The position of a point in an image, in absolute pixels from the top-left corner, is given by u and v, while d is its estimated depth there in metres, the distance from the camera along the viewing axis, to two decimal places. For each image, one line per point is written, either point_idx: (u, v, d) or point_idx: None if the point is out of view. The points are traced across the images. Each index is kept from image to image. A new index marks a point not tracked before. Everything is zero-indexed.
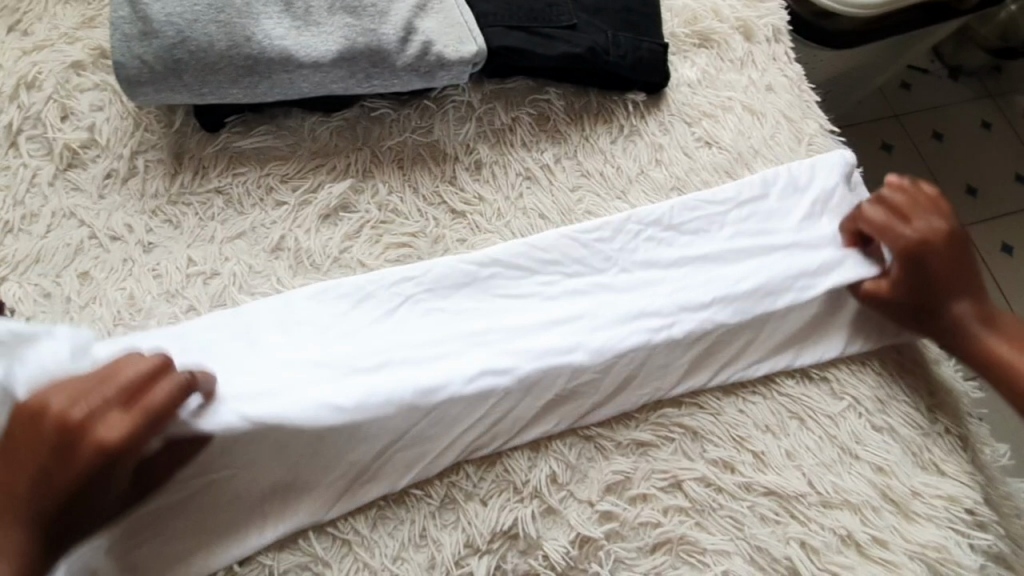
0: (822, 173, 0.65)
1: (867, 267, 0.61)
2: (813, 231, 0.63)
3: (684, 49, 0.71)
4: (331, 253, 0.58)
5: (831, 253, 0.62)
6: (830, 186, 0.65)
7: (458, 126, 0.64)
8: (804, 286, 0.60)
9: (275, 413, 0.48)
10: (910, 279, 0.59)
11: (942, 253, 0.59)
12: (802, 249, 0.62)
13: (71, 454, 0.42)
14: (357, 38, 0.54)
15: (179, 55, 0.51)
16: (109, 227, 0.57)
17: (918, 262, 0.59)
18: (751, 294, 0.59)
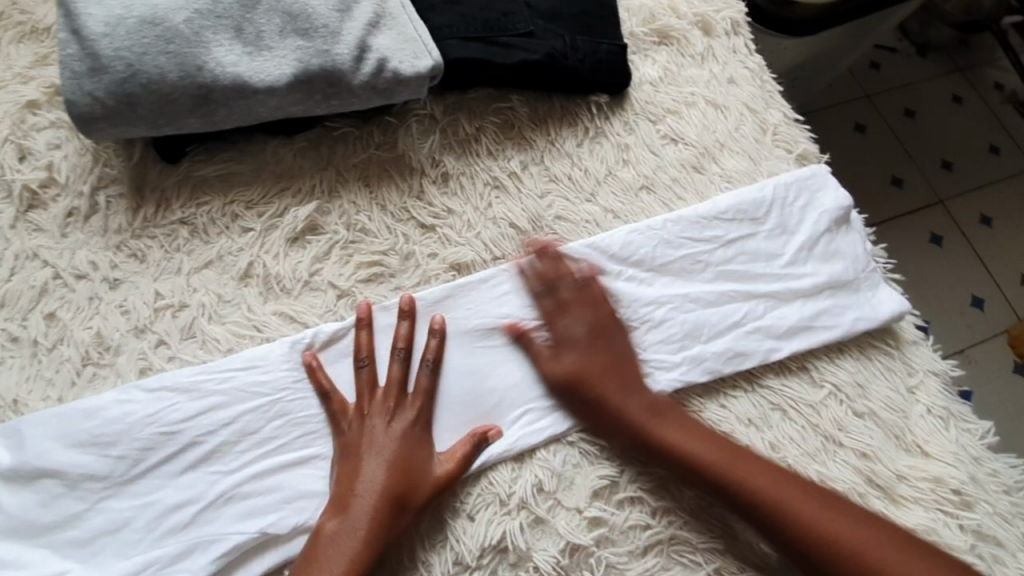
0: (811, 217, 0.66)
1: (844, 319, 0.62)
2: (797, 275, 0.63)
3: (644, 48, 0.71)
4: (301, 277, 0.58)
5: (810, 308, 0.62)
6: (817, 233, 0.65)
7: (422, 139, 0.63)
8: (776, 340, 0.60)
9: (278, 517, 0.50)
10: (571, 360, 0.57)
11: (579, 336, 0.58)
12: (781, 299, 0.62)
13: (377, 485, 0.51)
14: (310, 60, 0.53)
15: (130, 90, 0.50)
16: (73, 266, 0.56)
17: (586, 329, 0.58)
18: (728, 348, 0.59)
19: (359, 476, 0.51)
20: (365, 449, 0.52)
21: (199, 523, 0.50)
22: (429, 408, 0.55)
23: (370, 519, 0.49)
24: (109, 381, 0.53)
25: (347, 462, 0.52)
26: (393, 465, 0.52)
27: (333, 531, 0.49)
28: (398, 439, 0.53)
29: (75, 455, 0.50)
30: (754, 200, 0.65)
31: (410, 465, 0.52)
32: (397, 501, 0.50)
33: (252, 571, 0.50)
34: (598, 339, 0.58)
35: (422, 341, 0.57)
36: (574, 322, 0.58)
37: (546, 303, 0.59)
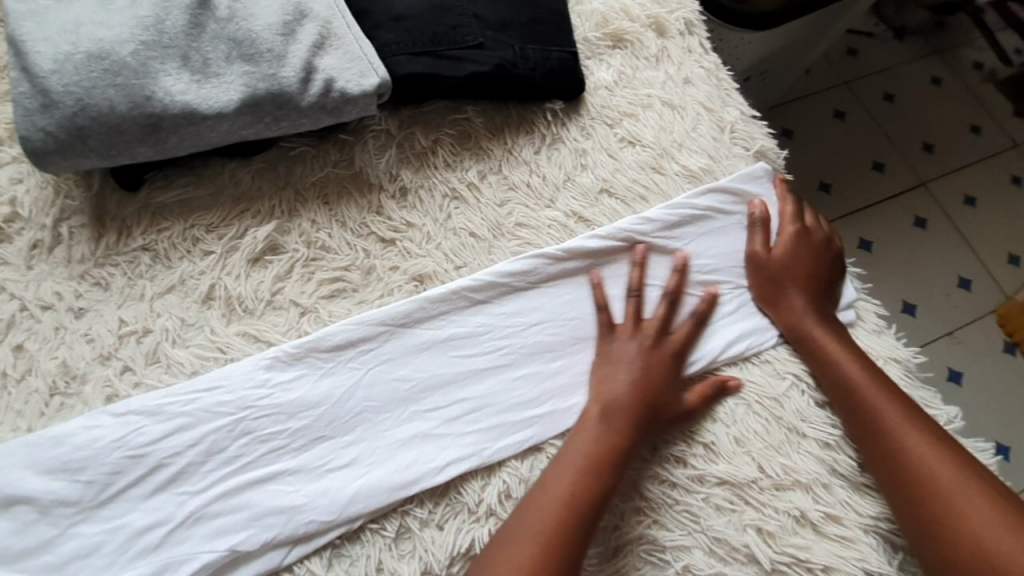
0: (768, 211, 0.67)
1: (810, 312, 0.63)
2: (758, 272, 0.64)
3: (599, 52, 0.71)
4: (263, 296, 0.59)
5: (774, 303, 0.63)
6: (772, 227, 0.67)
7: (379, 154, 0.64)
8: (742, 337, 0.62)
9: (245, 536, 0.51)
10: (808, 256, 0.65)
11: (819, 262, 0.66)
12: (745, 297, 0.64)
13: (660, 403, 0.57)
14: (258, 84, 0.54)
15: (81, 122, 0.51)
16: (39, 297, 0.57)
17: (812, 253, 0.66)
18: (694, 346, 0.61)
19: (605, 390, 0.58)
20: (607, 372, 0.58)
21: (172, 543, 0.51)
22: (687, 344, 0.61)
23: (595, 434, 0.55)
24: (77, 409, 0.54)
25: (606, 375, 0.58)
26: (647, 384, 0.58)
27: (587, 454, 0.54)
28: (654, 363, 0.59)
29: (46, 483, 0.51)
30: (711, 199, 0.66)
31: (649, 383, 0.58)
32: (652, 414, 0.57)
33: None
34: (818, 255, 0.66)
35: (617, 288, 0.63)
36: (795, 239, 0.66)
37: (790, 207, 0.68)
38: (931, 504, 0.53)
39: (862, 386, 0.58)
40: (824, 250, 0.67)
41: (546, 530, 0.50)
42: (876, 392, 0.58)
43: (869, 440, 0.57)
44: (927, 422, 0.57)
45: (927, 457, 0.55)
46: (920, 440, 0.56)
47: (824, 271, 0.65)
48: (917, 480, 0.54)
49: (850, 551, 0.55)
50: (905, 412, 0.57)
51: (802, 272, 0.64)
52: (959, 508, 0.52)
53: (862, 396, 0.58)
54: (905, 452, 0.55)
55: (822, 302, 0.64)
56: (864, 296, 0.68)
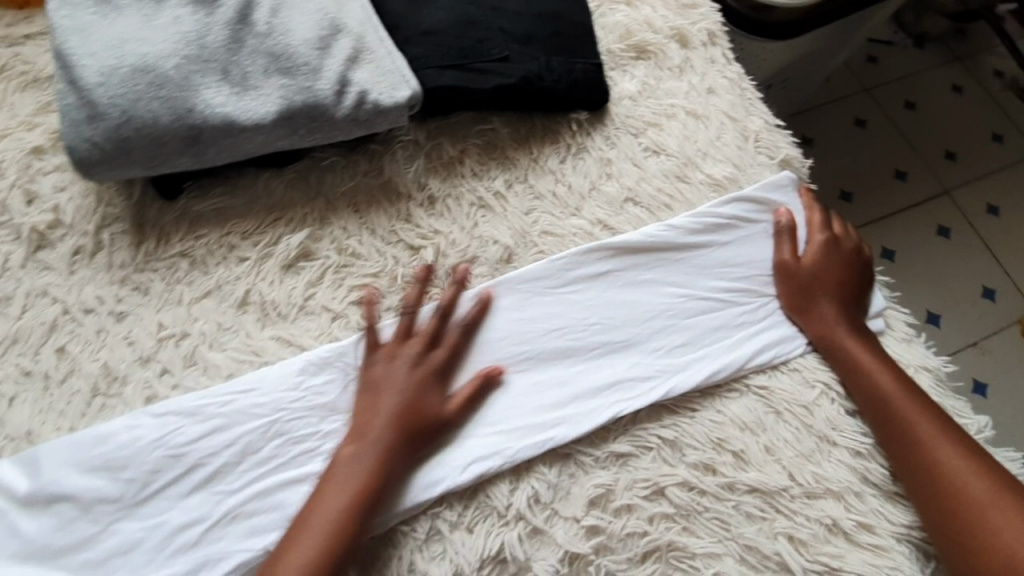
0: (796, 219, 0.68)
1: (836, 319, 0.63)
2: (786, 279, 0.65)
3: (622, 63, 0.72)
4: (296, 302, 0.60)
5: (801, 309, 0.64)
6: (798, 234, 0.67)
7: (407, 164, 0.65)
8: (770, 344, 0.62)
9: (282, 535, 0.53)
10: (837, 264, 0.66)
11: (848, 269, 0.66)
12: (773, 304, 0.64)
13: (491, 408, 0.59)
14: (294, 97, 0.56)
15: (126, 134, 0.53)
16: (81, 301, 0.59)
17: (841, 260, 0.66)
18: (722, 354, 0.61)
19: (375, 409, 0.56)
20: (368, 397, 0.57)
21: (207, 542, 0.52)
22: (452, 362, 0.59)
23: (393, 436, 0.55)
24: (117, 411, 0.56)
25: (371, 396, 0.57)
26: (414, 404, 0.57)
27: (382, 453, 0.54)
28: (414, 383, 0.57)
29: (87, 481, 0.52)
30: (738, 207, 0.66)
31: (414, 398, 0.57)
32: (407, 440, 0.56)
33: None
34: (846, 262, 0.66)
35: (644, 294, 0.63)
36: (823, 246, 0.66)
37: (819, 214, 0.68)
38: (961, 515, 0.53)
39: (895, 398, 0.58)
40: (852, 257, 0.67)
41: (354, 492, 0.53)
42: (910, 405, 0.58)
43: (898, 446, 0.57)
44: (956, 430, 0.58)
45: (956, 465, 0.55)
46: (950, 448, 0.56)
47: (853, 278, 0.66)
48: (945, 488, 0.54)
49: (883, 560, 0.54)
50: (940, 428, 0.57)
51: (830, 278, 0.65)
52: (988, 517, 0.53)
53: (894, 408, 0.58)
54: (935, 459, 0.56)
55: (852, 310, 0.64)
56: (892, 304, 0.68)
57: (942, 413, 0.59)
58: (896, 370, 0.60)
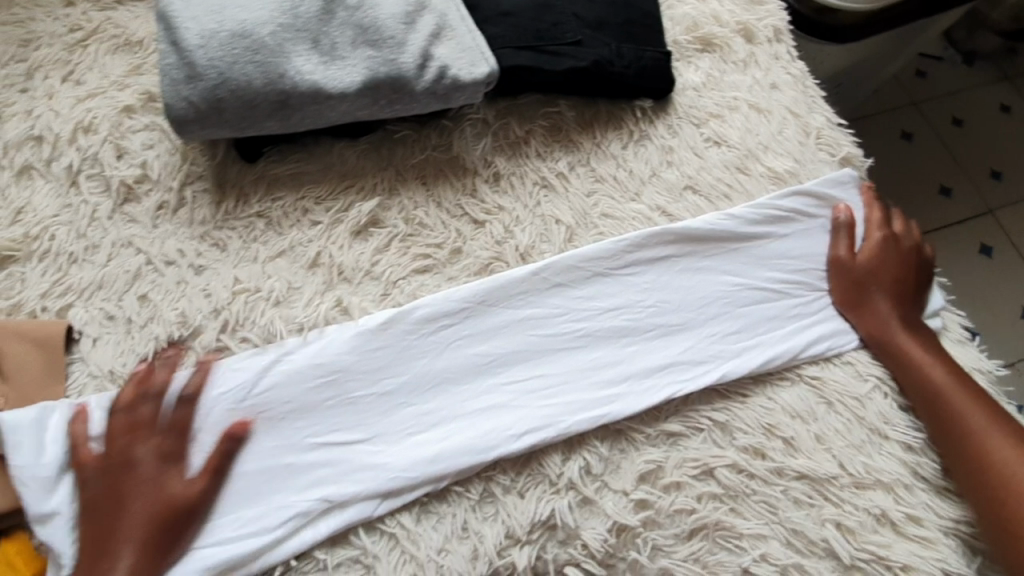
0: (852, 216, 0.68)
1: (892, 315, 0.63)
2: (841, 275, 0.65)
3: (688, 55, 0.73)
4: (363, 267, 0.63)
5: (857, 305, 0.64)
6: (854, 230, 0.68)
7: (475, 141, 0.67)
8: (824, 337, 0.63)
9: (339, 488, 0.53)
10: (894, 261, 0.66)
11: (905, 266, 0.66)
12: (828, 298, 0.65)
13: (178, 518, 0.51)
14: (379, 68, 0.58)
15: (221, 95, 0.56)
16: (163, 253, 0.63)
17: (897, 258, 0.66)
18: (778, 343, 0.62)
19: (87, 522, 0.51)
20: (88, 505, 0.52)
21: (269, 489, 0.53)
22: (177, 445, 0.54)
23: (130, 545, 0.50)
24: (190, 358, 0.59)
25: (94, 510, 0.51)
26: (116, 509, 0.51)
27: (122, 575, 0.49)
28: (97, 481, 0.52)
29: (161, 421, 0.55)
30: (796, 201, 0.67)
31: (141, 501, 0.52)
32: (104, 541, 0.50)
33: (315, 536, 0.52)
34: (904, 259, 0.67)
35: (700, 281, 0.64)
36: (880, 243, 0.67)
37: (880, 209, 0.69)
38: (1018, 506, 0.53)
39: (948, 393, 0.59)
40: (910, 256, 0.67)
41: None
42: (963, 398, 0.58)
43: (949, 437, 0.58)
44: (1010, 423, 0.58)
45: (1011, 457, 0.55)
46: (1004, 441, 0.56)
47: (909, 276, 0.66)
48: (1000, 479, 0.54)
49: (930, 552, 0.55)
50: (996, 425, 0.57)
51: (887, 275, 0.65)
52: None
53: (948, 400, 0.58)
54: (989, 449, 0.56)
55: (909, 307, 0.64)
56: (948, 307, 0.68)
57: (1001, 411, 0.59)
58: (947, 363, 0.61)
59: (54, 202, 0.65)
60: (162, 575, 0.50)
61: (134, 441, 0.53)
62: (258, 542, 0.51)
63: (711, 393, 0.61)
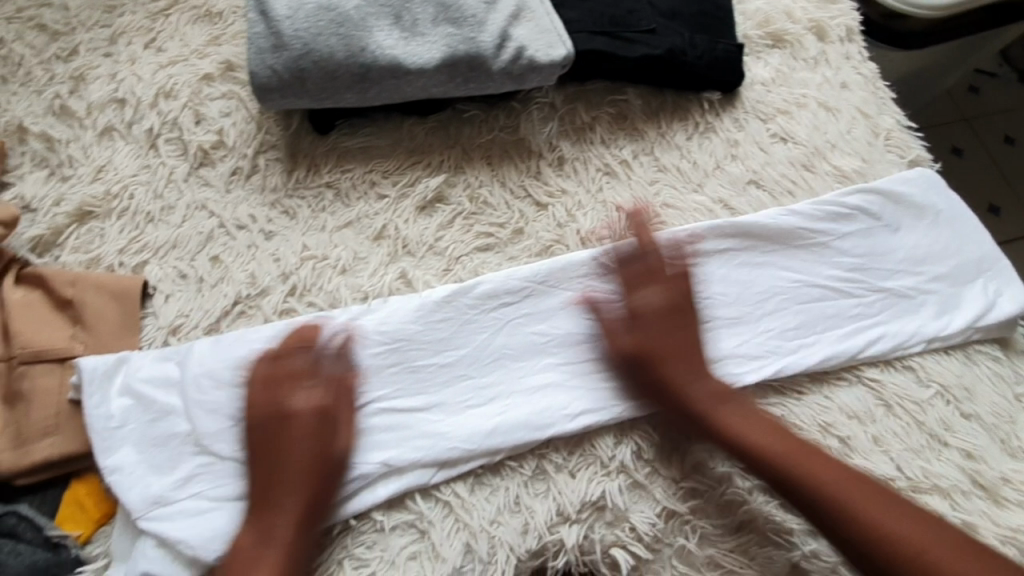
0: (919, 219, 0.67)
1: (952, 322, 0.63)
2: (905, 278, 0.65)
3: (758, 50, 0.73)
4: (426, 241, 0.64)
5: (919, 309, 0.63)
6: (920, 233, 0.66)
7: (542, 124, 0.68)
8: (886, 338, 0.62)
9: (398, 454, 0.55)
10: (654, 334, 0.59)
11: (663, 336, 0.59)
12: (893, 300, 0.64)
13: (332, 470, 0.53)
14: (458, 46, 0.59)
15: (304, 65, 0.58)
16: (235, 217, 0.64)
17: (654, 329, 0.59)
18: (839, 341, 0.61)
19: (268, 475, 0.53)
20: (240, 454, 0.54)
21: None
22: (327, 400, 0.55)
23: (293, 494, 0.52)
24: (257, 319, 0.60)
25: (262, 461, 0.53)
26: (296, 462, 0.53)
27: (291, 528, 0.51)
28: (245, 432, 0.54)
29: (257, 367, 0.56)
30: (862, 200, 0.66)
31: (279, 454, 0.53)
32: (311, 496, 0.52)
33: (374, 497, 0.54)
34: (652, 329, 0.59)
35: (761, 275, 0.64)
36: (646, 308, 0.60)
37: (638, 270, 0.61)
38: None
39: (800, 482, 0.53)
40: (686, 329, 0.60)
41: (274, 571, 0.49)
42: (920, 539, 0.50)
43: None
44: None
45: None
46: None
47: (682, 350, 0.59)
48: None
49: None
50: None
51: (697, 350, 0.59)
52: None
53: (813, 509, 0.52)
54: None
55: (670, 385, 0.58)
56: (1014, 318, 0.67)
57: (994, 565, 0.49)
58: (850, 485, 0.52)
59: (134, 162, 0.67)
60: (321, 523, 0.52)
61: (280, 396, 0.55)
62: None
63: (767, 388, 0.60)
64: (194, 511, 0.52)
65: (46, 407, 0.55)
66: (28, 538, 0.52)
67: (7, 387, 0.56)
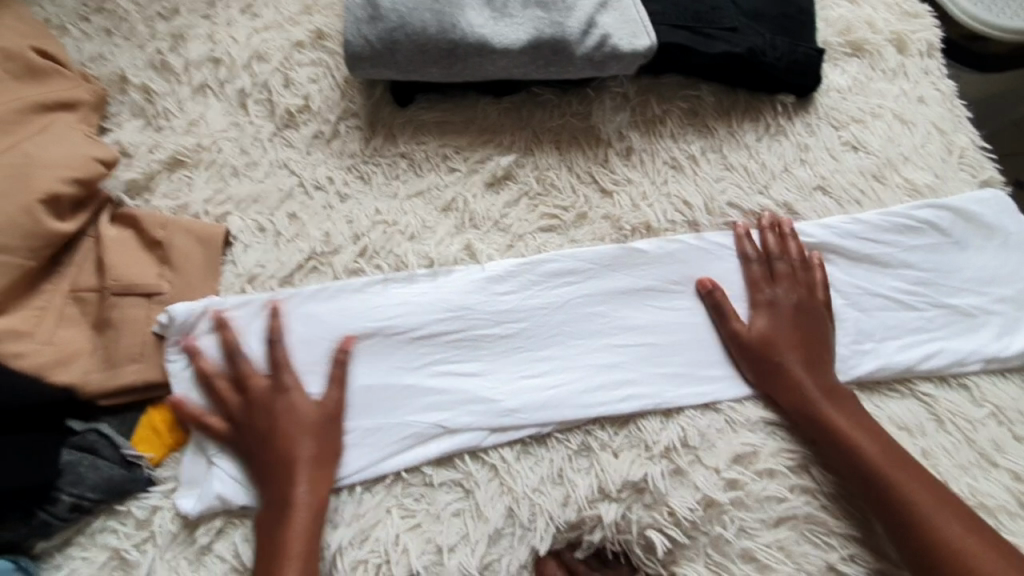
0: (988, 240, 0.66)
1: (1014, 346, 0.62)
2: (967, 297, 0.64)
3: (836, 57, 0.73)
4: (492, 217, 0.66)
5: (980, 329, 0.63)
6: (988, 255, 0.66)
7: (613, 113, 0.69)
8: (942, 353, 0.61)
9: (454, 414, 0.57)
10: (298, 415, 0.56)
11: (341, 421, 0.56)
12: (952, 318, 0.63)
13: (327, 433, 0.55)
14: (544, 29, 0.61)
15: (397, 37, 0.61)
16: (314, 178, 0.68)
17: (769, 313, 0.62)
18: (895, 353, 0.61)
19: (274, 450, 0.54)
20: (270, 431, 0.54)
21: (387, 407, 0.57)
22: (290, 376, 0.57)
23: (294, 460, 0.53)
24: (327, 276, 0.64)
25: (258, 441, 0.55)
26: (303, 426, 0.55)
27: (303, 494, 0.52)
28: (251, 414, 0.55)
29: (365, 324, 0.60)
30: (931, 215, 0.66)
31: (299, 422, 0.55)
32: (306, 460, 0.53)
33: (425, 455, 0.56)
34: (799, 321, 0.61)
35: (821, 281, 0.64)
36: (783, 296, 0.62)
37: (760, 270, 0.63)
38: None
39: (879, 465, 0.54)
40: (797, 314, 0.61)
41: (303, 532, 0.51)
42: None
43: None
44: None
45: None
46: None
47: (795, 338, 0.60)
48: None
49: None
50: None
51: (818, 347, 0.60)
52: None
53: (881, 483, 0.54)
54: None
55: (817, 378, 0.59)
56: None
57: None
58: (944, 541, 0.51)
59: (224, 119, 0.71)
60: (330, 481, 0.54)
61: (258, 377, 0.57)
62: (373, 453, 0.56)
63: None
64: None
65: (133, 338, 0.58)
66: (105, 455, 0.55)
67: (97, 315, 0.60)
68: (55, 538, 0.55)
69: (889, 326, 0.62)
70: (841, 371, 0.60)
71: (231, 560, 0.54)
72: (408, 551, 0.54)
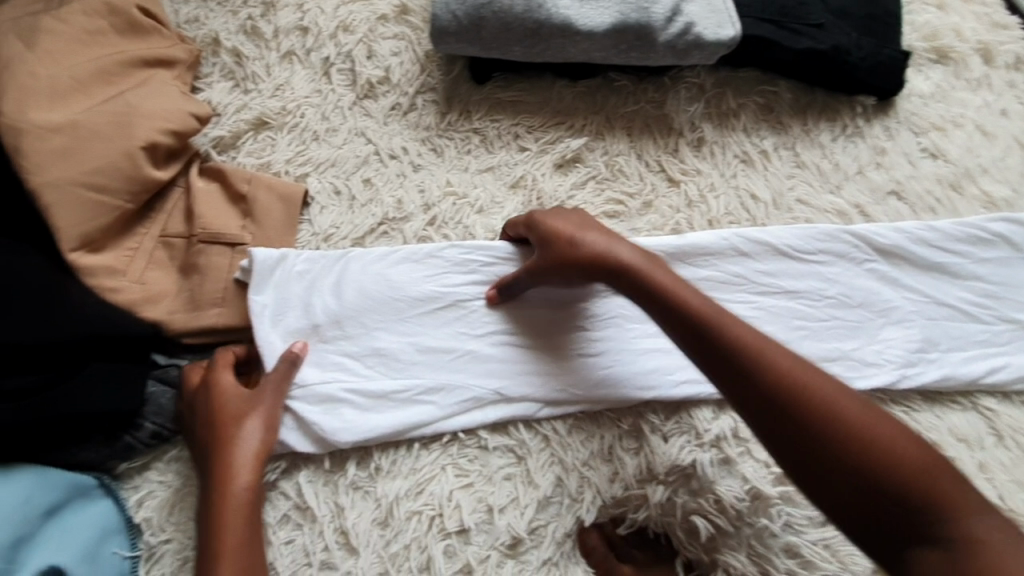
0: None
1: None
2: None
3: (920, 63, 0.72)
4: (559, 197, 0.67)
5: None
6: None
7: (687, 104, 0.70)
8: (1007, 368, 0.61)
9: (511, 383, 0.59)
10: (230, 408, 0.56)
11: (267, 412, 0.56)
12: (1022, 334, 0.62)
13: (251, 424, 0.55)
14: (630, 14, 0.62)
15: (483, 14, 0.62)
16: (389, 147, 0.70)
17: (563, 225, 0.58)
18: (959, 364, 0.60)
19: (208, 444, 0.55)
20: (204, 427, 0.56)
21: (448, 370, 0.60)
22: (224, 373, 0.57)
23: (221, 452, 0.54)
24: (396, 241, 0.66)
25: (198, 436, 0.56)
26: (231, 419, 0.55)
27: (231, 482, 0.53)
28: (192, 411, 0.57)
29: (432, 290, 0.62)
30: (1010, 228, 0.64)
31: (230, 416, 0.55)
32: (234, 452, 0.54)
33: (481, 419, 0.58)
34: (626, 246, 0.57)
35: (887, 286, 0.63)
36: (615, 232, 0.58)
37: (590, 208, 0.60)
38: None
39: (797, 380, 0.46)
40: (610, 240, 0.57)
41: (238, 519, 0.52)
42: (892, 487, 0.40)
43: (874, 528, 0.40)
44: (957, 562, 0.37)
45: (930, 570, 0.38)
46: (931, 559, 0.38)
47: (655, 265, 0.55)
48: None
49: None
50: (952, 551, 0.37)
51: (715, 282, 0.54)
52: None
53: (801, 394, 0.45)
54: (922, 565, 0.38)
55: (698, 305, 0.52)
56: None
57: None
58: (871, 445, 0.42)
59: (308, 85, 0.74)
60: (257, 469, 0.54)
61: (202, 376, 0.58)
62: (434, 412, 0.58)
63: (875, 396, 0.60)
64: (325, 402, 0.58)
65: (217, 284, 0.62)
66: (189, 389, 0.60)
67: (184, 259, 0.64)
68: (136, 460, 0.59)
69: (956, 338, 0.61)
70: (902, 377, 0.60)
71: (293, 497, 0.57)
72: (461, 508, 0.56)
